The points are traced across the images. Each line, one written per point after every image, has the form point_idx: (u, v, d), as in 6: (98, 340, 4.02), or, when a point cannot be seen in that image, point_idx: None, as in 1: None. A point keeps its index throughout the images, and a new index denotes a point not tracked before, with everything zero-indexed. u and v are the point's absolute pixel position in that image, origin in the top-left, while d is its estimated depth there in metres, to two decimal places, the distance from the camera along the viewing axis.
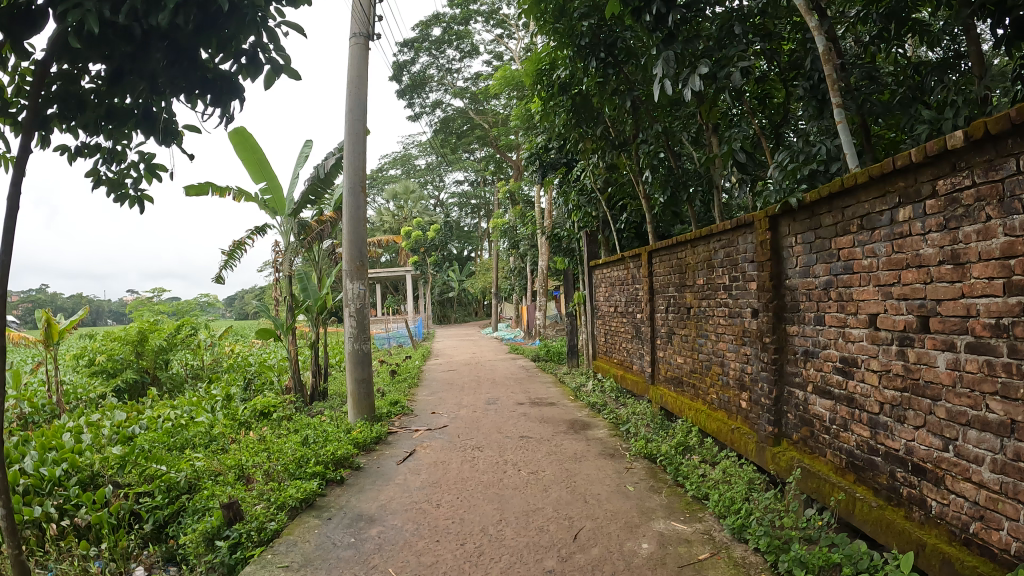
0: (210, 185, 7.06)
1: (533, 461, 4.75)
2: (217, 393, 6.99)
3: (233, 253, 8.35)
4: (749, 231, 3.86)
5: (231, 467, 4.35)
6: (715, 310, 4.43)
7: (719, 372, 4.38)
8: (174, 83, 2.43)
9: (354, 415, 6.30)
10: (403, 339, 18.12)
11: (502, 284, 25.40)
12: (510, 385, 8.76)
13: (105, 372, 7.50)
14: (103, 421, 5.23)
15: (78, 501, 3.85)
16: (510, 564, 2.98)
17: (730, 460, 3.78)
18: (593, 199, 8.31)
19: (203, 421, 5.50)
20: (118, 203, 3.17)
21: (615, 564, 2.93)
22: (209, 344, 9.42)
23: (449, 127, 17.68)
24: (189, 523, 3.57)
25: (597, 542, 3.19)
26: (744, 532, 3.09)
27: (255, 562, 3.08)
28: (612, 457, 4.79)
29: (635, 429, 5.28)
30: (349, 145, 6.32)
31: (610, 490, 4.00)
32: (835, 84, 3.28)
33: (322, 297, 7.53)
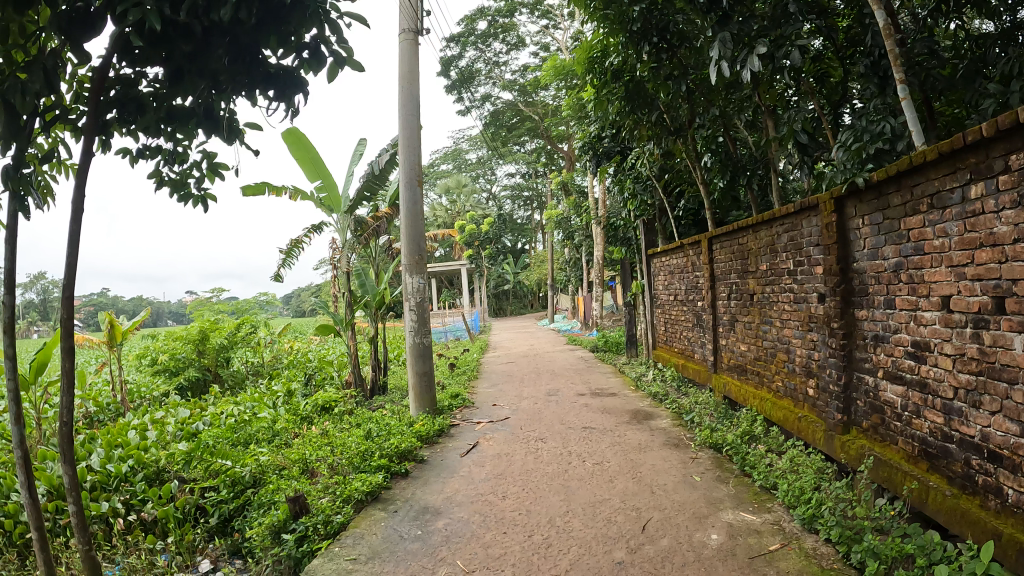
0: (267, 185, 7.17)
1: (597, 452, 4.72)
2: (277, 390, 7.11)
3: (291, 251, 8.49)
4: (814, 214, 3.76)
5: (295, 461, 4.42)
6: (779, 296, 4.34)
7: (785, 360, 4.30)
8: (236, 81, 2.45)
9: (416, 408, 6.37)
10: (459, 333, 18.26)
11: (561, 276, 25.38)
12: (570, 376, 8.74)
13: (167, 371, 7.73)
14: (167, 418, 5.37)
15: (144, 496, 3.95)
16: (579, 555, 2.97)
17: (797, 449, 3.70)
18: (648, 186, 8.23)
19: (265, 416, 5.62)
20: (182, 203, 3.22)
21: (685, 555, 2.90)
22: (268, 341, 9.64)
23: (498, 120, 17.74)
24: (255, 517, 3.65)
25: (665, 533, 3.16)
26: (815, 522, 3.02)
27: (323, 555, 3.13)
28: (677, 447, 4.75)
29: (698, 419, 5.23)
30: (403, 142, 6.37)
31: (677, 480, 3.97)
32: (897, 59, 3.18)
33: (380, 293, 7.63)
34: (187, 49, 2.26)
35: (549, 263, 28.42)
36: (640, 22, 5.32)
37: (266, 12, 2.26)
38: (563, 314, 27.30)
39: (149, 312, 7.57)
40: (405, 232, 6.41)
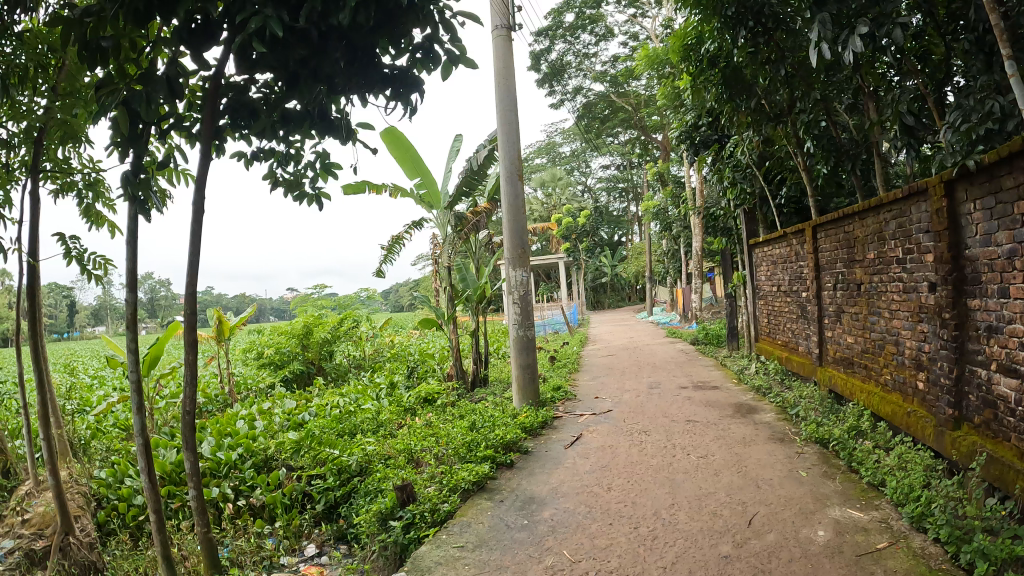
0: (367, 183, 7.39)
1: (701, 446, 4.68)
2: (381, 383, 7.43)
3: (393, 248, 8.74)
4: (924, 199, 3.60)
5: (400, 451, 4.52)
6: (888, 286, 4.17)
7: (894, 352, 4.13)
8: (351, 83, 2.55)
9: (519, 400, 6.47)
10: (558, 326, 18.32)
11: (659, 268, 24.94)
12: (672, 369, 8.65)
13: (272, 364, 8.19)
14: (274, 408, 5.74)
15: (252, 483, 4.26)
16: (685, 549, 2.97)
17: (905, 445, 3.57)
18: (748, 174, 8.07)
19: (370, 408, 5.90)
20: (297, 202, 3.36)
21: (791, 551, 2.85)
22: (371, 335, 10.06)
23: (592, 112, 17.69)
24: (362, 505, 3.80)
25: (772, 528, 3.11)
26: (924, 521, 2.90)
27: (431, 542, 3.24)
28: (782, 442, 4.64)
29: (804, 413, 5.10)
30: (502, 137, 6.45)
31: (782, 475, 3.89)
32: (1003, 34, 2.98)
33: (481, 287, 7.76)
34: (302, 54, 2.38)
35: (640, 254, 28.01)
36: (735, 7, 5.33)
37: (382, 15, 2.35)
38: (659, 306, 26.85)
39: (255, 308, 8.01)
40: (507, 227, 6.52)
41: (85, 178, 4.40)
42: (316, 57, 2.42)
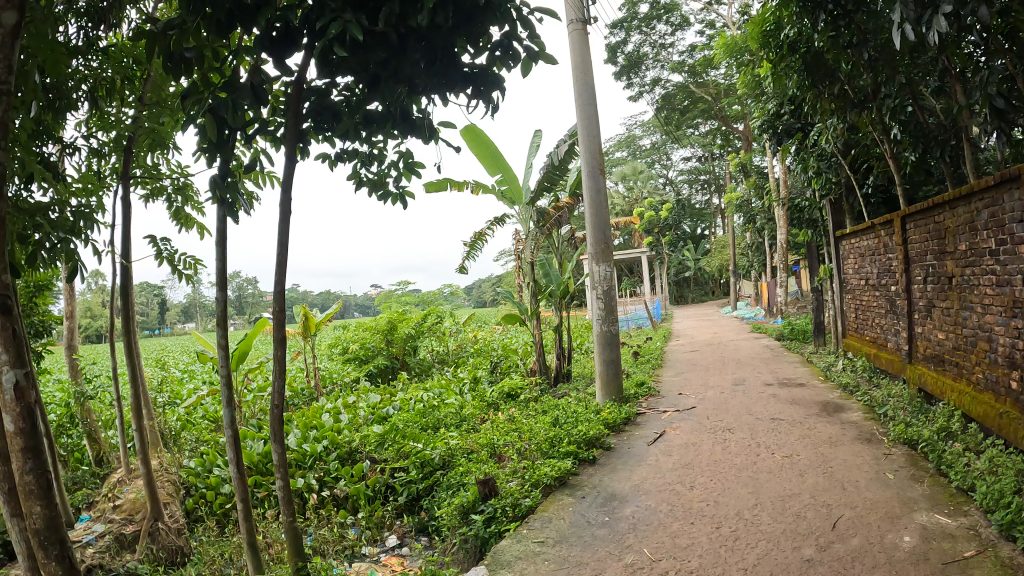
0: (450, 181, 7.49)
1: (787, 445, 4.55)
2: (465, 378, 7.72)
3: (476, 244, 8.86)
4: (1016, 187, 3.40)
5: (483, 446, 4.65)
6: (980, 279, 3.96)
7: (986, 350, 3.91)
8: (430, 82, 2.59)
9: (603, 396, 6.46)
10: (642, 321, 18.13)
11: (741, 262, 24.26)
12: (756, 366, 8.44)
13: (358, 359, 8.62)
14: (358, 402, 6.09)
15: (336, 475, 4.45)
16: (766, 550, 2.91)
17: (997, 448, 3.38)
18: (834, 164, 7.79)
19: (453, 403, 6.06)
20: (383, 201, 3.47)
21: (875, 557, 2.74)
22: (454, 330, 10.30)
23: (670, 104, 17.36)
24: (445, 497, 3.90)
25: (856, 532, 2.99)
26: (1015, 530, 2.75)
27: (512, 536, 3.27)
28: (869, 442, 4.47)
29: (892, 413, 4.89)
30: (582, 132, 6.45)
31: (869, 477, 3.74)
32: None
33: (565, 283, 7.76)
34: (382, 56, 2.44)
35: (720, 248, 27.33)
36: None
37: (460, 14, 2.37)
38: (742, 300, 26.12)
39: (339, 303, 8.27)
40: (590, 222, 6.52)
41: (172, 182, 4.66)
42: (398, 58, 2.46)
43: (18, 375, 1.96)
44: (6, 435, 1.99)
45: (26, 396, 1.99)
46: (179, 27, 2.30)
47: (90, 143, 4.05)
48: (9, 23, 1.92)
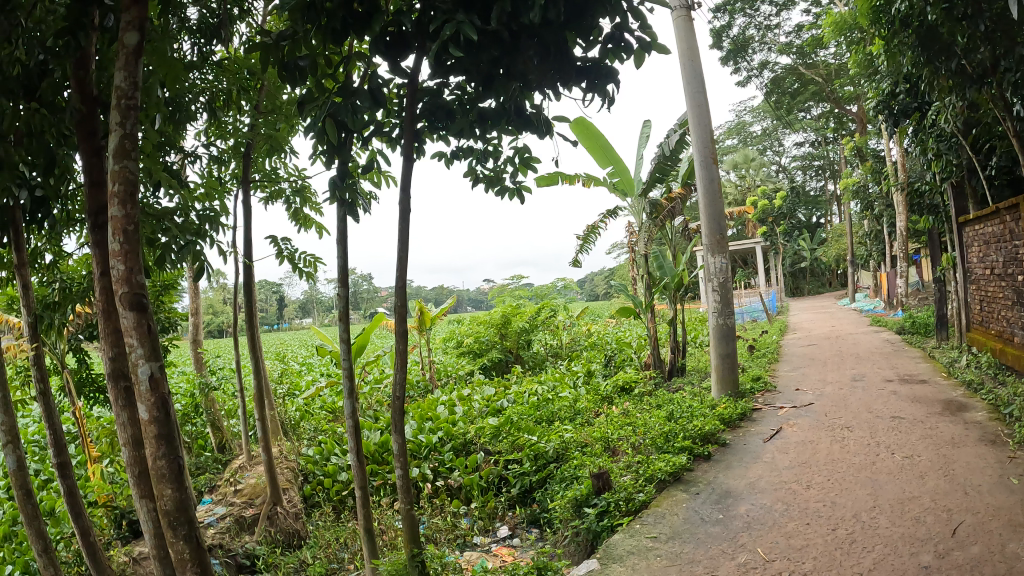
0: (561, 174, 7.52)
1: (907, 445, 4.29)
2: (579, 371, 7.76)
3: (589, 237, 8.86)
4: None
5: (597, 440, 4.65)
6: None
7: None
8: (543, 78, 2.63)
9: (718, 391, 6.31)
10: (756, 314, 17.54)
11: (858, 251, 22.95)
12: (876, 361, 7.99)
13: (472, 352, 8.94)
14: (475, 395, 6.50)
15: (450, 465, 4.80)
16: (883, 555, 2.76)
17: None
18: (954, 144, 7.26)
19: (567, 396, 6.16)
20: (499, 196, 3.55)
21: (998, 566, 2.55)
22: (569, 324, 10.41)
23: (779, 88, 16.64)
24: (559, 490, 4.00)
25: (977, 539, 2.79)
26: None
27: (625, 530, 3.26)
28: (995, 444, 4.15)
29: (1021, 412, 4.52)
30: (693, 122, 6.34)
31: (992, 481, 3.48)
32: None
33: (680, 275, 7.60)
34: (495, 54, 2.48)
35: (836, 237, 25.98)
36: None
37: (571, 9, 2.38)
38: (862, 292, 24.73)
39: (454, 299, 8.53)
40: (705, 212, 6.40)
41: (292, 184, 4.90)
42: (511, 56, 2.51)
43: (153, 367, 2.13)
44: (141, 422, 2.15)
45: (160, 386, 2.15)
46: (290, 37, 2.43)
47: (211, 152, 4.35)
48: (132, 42, 2.11)
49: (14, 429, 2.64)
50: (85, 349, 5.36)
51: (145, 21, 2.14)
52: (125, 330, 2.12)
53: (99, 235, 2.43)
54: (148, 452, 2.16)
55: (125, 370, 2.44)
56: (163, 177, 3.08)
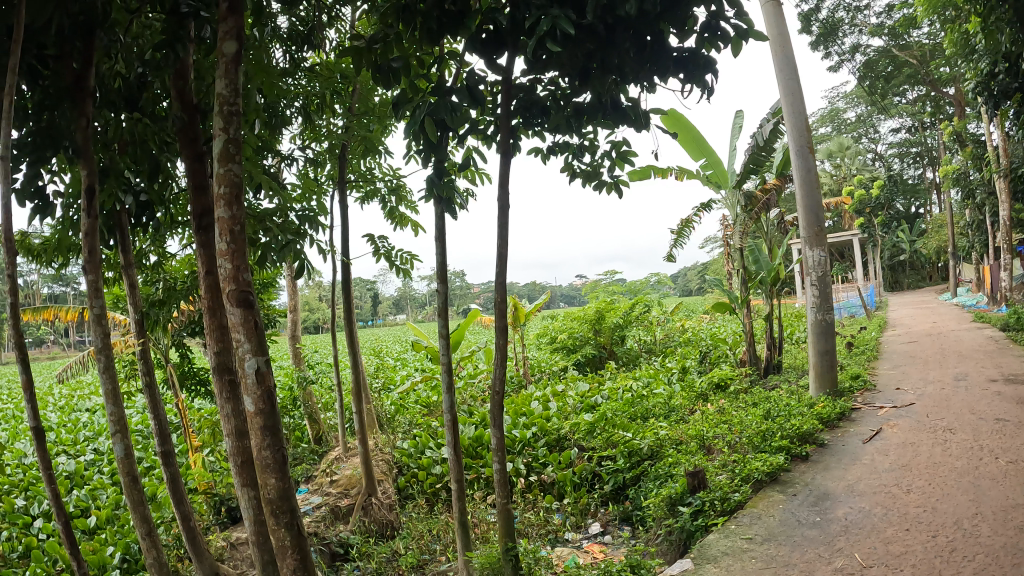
0: (653, 168, 7.41)
1: (1015, 449, 4.02)
2: (674, 369, 7.62)
3: (682, 232, 8.69)
4: None
5: (692, 437, 4.59)
6: None
7: None
8: (638, 71, 2.62)
9: (816, 389, 6.08)
10: (855, 309, 16.78)
11: (962, 242, 21.56)
12: (984, 359, 7.50)
13: (565, 348, 9.07)
14: (569, 391, 6.67)
15: (544, 460, 4.94)
16: (985, 565, 2.60)
17: None
18: None
19: (662, 392, 6.10)
20: (598, 190, 3.65)
21: None
22: (663, 320, 10.33)
23: (872, 72, 15.82)
24: (655, 487, 3.99)
25: None
26: None
27: (720, 531, 3.19)
28: None
29: None
30: (788, 111, 6.11)
31: None
32: None
33: (776, 269, 7.29)
34: (591, 47, 2.52)
35: (936, 227, 24.56)
36: None
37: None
38: (968, 286, 23.31)
39: (545, 296, 8.56)
40: (802, 203, 6.20)
41: (387, 184, 5.03)
42: (606, 50, 2.52)
43: (259, 361, 2.21)
44: (248, 414, 2.24)
45: (266, 379, 2.23)
46: (382, 40, 2.52)
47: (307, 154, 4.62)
48: (230, 51, 2.18)
49: (122, 419, 2.72)
50: (186, 345, 5.59)
51: (241, 30, 2.19)
52: (233, 327, 2.22)
53: (205, 236, 2.54)
54: (254, 443, 2.25)
55: (229, 363, 2.50)
56: (261, 179, 3.14)
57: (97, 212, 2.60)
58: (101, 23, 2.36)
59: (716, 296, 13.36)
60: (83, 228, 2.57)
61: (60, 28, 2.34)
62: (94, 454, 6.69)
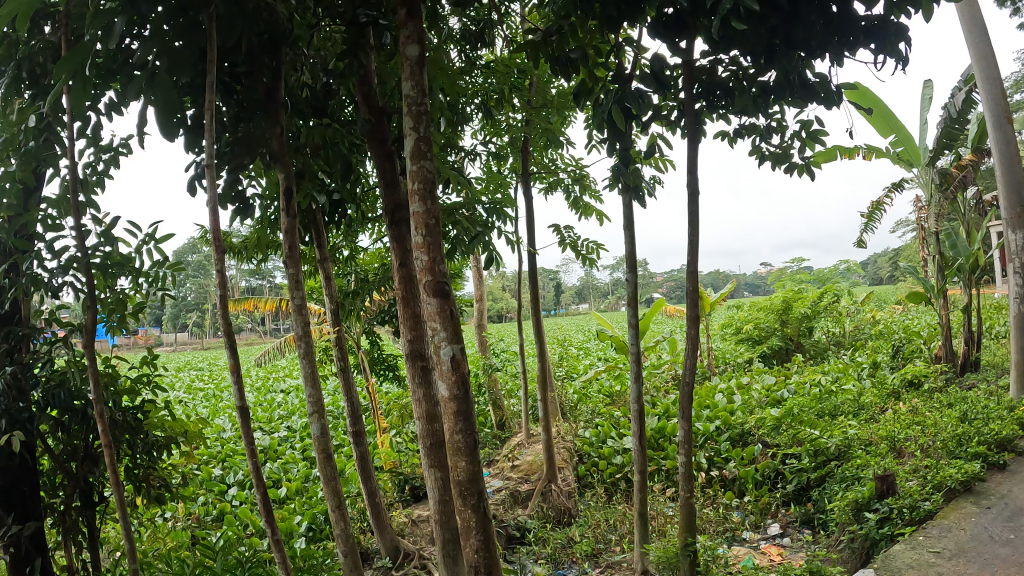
0: (839, 149, 7.01)
1: None
2: (863, 363, 7.28)
3: (873, 215, 8.20)
4: None
5: (883, 439, 4.49)
6: None
7: None
8: (824, 43, 2.82)
9: (1016, 390, 5.62)
10: None
11: None
12: None
13: (751, 338, 8.98)
14: (755, 382, 6.81)
15: (726, 455, 5.29)
16: None
17: None
18: None
19: (851, 388, 5.98)
20: (788, 173, 3.85)
21: None
22: (853, 310, 9.91)
23: None
24: (839, 490, 4.08)
25: None
26: None
27: (905, 541, 3.24)
28: None
29: None
30: (982, 88, 5.70)
31: None
32: None
33: (975, 254, 6.68)
34: (776, 22, 2.74)
35: None
36: None
37: None
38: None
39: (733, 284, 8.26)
40: (1004, 180, 5.92)
41: (570, 174, 5.27)
42: (793, 21, 2.74)
43: (454, 348, 2.41)
44: (443, 398, 2.44)
45: (460, 365, 2.42)
46: (558, 32, 3.00)
47: (491, 147, 5.17)
48: (413, 54, 2.41)
49: (320, 400, 2.86)
50: (376, 332, 5.94)
51: (421, 32, 2.42)
52: (430, 316, 2.43)
53: (398, 229, 2.85)
54: (447, 426, 2.45)
55: (420, 350, 2.72)
56: (450, 174, 3.65)
57: (295, 212, 2.76)
58: (284, 39, 2.61)
59: (907, 286, 12.32)
60: (282, 228, 2.73)
61: (250, 47, 2.57)
62: (288, 430, 7.96)
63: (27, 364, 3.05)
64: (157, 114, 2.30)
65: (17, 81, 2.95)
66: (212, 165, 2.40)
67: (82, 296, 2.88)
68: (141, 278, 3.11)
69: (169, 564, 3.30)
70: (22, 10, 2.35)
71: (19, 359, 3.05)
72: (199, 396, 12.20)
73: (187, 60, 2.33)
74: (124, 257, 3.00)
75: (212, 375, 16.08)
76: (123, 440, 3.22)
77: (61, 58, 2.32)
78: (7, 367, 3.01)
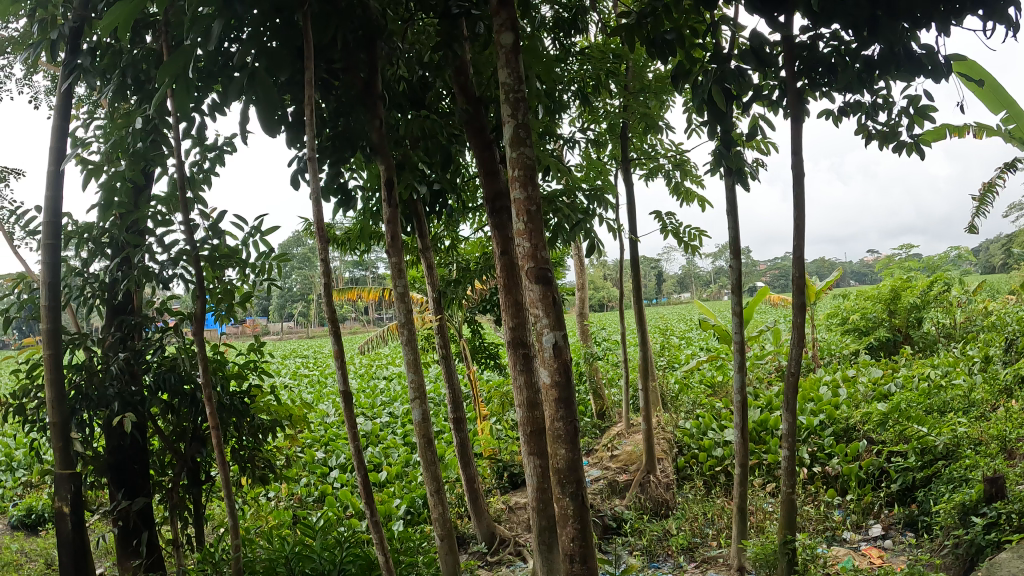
0: (946, 126, 6.63)
1: None
2: (974, 356, 6.83)
3: (984, 198, 7.77)
4: None
5: (994, 437, 4.31)
6: None
7: None
8: (930, 12, 2.90)
9: None
10: None
11: None
12: None
13: (858, 330, 8.79)
14: (862, 376, 6.66)
15: (828, 452, 5.26)
16: None
17: None
18: None
19: (963, 382, 5.70)
20: (896, 152, 3.76)
21: None
22: (965, 299, 9.40)
23: None
24: (946, 492, 4.00)
25: None
26: None
27: (1013, 548, 3.09)
28: None
29: None
30: None
31: None
32: None
33: None
34: None
35: None
36: None
37: None
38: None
39: (838, 273, 7.89)
40: None
41: (671, 159, 5.23)
42: None
43: (556, 335, 2.42)
44: (544, 385, 2.45)
45: (562, 353, 2.42)
46: (651, 15, 3.00)
47: (589, 135, 5.21)
48: (507, 42, 2.45)
49: (421, 386, 2.93)
50: (477, 321, 6.12)
51: (513, 20, 2.45)
52: (533, 302, 2.45)
53: (499, 218, 2.95)
54: (548, 413, 2.45)
55: (523, 338, 2.89)
56: (549, 163, 3.80)
57: (396, 201, 2.87)
58: (376, 33, 2.72)
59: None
60: (385, 217, 2.84)
61: (346, 44, 2.70)
62: (390, 416, 8.24)
63: (138, 351, 3.28)
64: (260, 113, 2.39)
65: (123, 87, 3.13)
66: (313, 159, 2.48)
67: (192, 288, 3.10)
68: (247, 268, 3.33)
69: (271, 541, 3.51)
70: (122, 22, 2.45)
71: (131, 346, 3.30)
72: (306, 381, 12.82)
73: (285, 59, 2.42)
74: (231, 249, 3.25)
75: (322, 363, 16.92)
76: (230, 423, 3.44)
77: (164, 63, 2.42)
78: (121, 353, 3.26)
